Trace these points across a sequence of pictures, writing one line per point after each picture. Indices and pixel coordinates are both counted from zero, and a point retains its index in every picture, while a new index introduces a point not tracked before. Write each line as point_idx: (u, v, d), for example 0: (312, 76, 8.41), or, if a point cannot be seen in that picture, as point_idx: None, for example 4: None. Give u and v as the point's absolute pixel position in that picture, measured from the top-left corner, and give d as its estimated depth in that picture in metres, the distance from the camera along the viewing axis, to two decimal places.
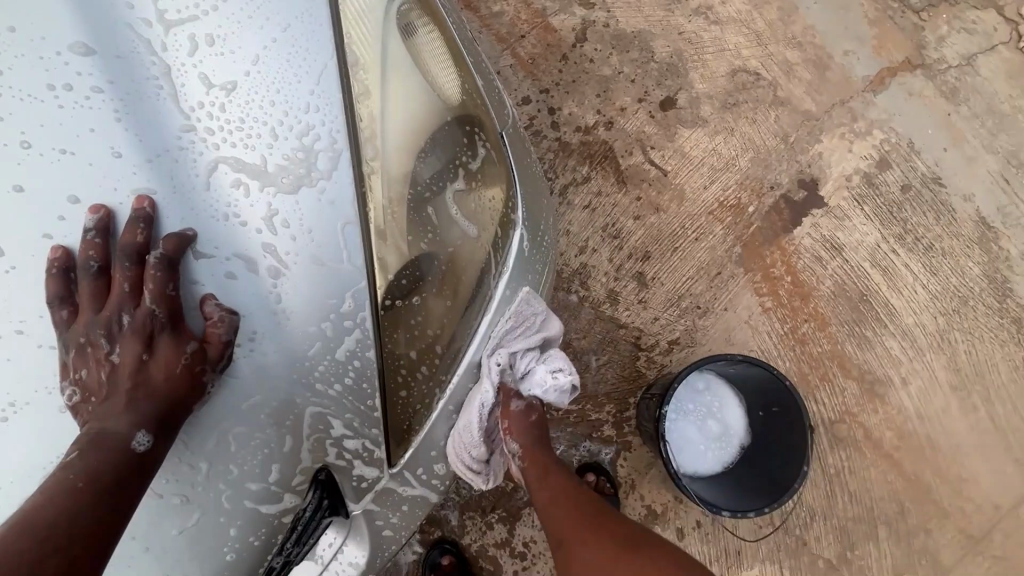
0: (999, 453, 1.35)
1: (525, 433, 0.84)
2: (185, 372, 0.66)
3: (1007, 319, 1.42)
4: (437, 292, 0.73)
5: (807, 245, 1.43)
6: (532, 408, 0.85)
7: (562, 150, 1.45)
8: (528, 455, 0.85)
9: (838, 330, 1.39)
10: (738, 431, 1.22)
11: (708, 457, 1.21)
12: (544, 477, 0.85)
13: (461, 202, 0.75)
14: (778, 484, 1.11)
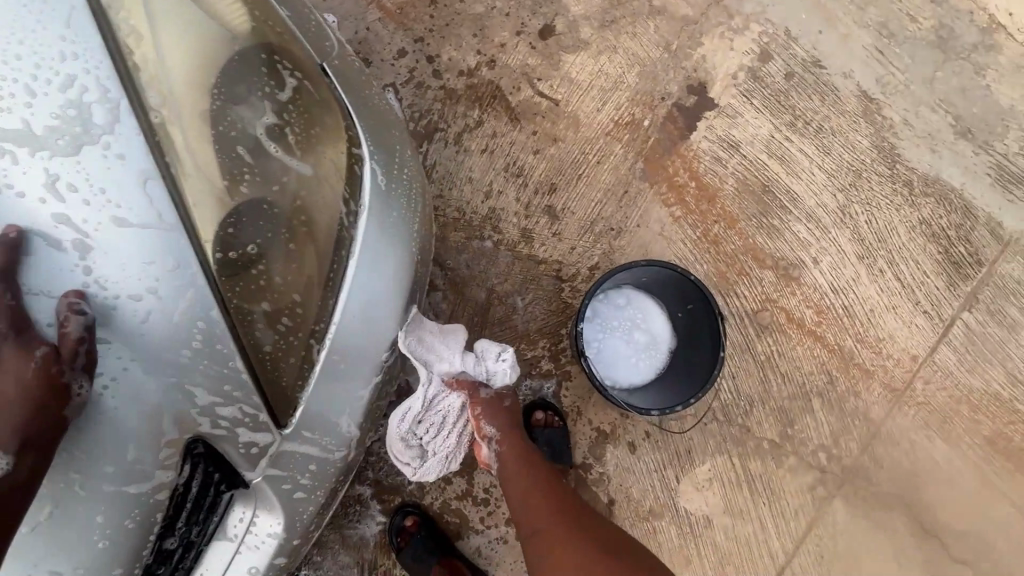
0: (909, 309, 1.44)
1: (501, 417, 1.10)
2: (44, 379, 0.63)
3: (899, 183, 1.49)
4: (274, 238, 0.75)
5: (705, 148, 1.45)
6: (504, 396, 1.13)
7: (449, 98, 1.42)
8: (508, 436, 1.10)
9: (747, 225, 1.43)
10: (664, 336, 1.27)
11: (640, 367, 1.26)
12: (525, 467, 1.07)
13: (277, 141, 0.78)
14: (702, 376, 1.18)
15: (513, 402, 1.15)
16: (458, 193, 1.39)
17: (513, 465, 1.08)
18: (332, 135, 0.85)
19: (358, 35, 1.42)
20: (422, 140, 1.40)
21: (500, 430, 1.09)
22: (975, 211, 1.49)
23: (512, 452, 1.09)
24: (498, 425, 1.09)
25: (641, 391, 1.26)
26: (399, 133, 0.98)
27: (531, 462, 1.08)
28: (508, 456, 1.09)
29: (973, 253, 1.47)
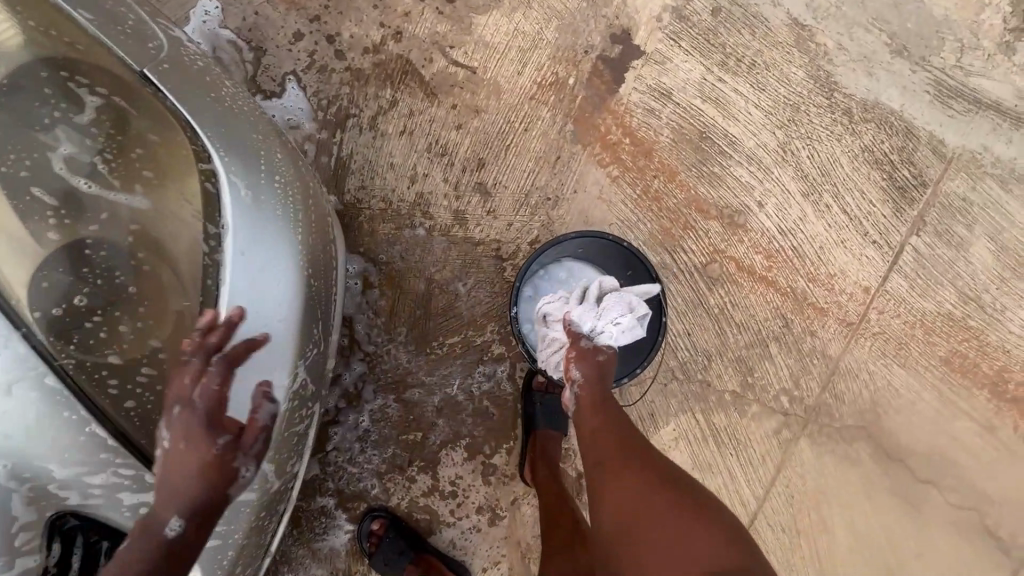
0: (859, 241, 1.42)
1: (590, 370, 1.06)
2: (219, 460, 0.83)
3: (839, 112, 1.44)
4: (99, 276, 0.84)
5: (636, 100, 1.38)
6: (600, 349, 1.09)
7: (356, 80, 1.31)
8: (592, 386, 1.05)
9: (687, 176, 1.38)
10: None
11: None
12: (602, 408, 1.05)
13: (92, 176, 0.86)
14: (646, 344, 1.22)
15: (608, 356, 1.09)
16: (381, 181, 1.30)
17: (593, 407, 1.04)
18: (170, 166, 0.88)
19: (247, 22, 1.29)
20: (334, 130, 1.30)
21: (584, 379, 1.06)
22: (916, 132, 1.45)
23: (592, 399, 1.04)
24: (584, 374, 1.06)
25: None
26: (260, 137, 0.96)
27: (611, 411, 1.03)
28: (587, 401, 1.05)
29: (917, 175, 1.45)
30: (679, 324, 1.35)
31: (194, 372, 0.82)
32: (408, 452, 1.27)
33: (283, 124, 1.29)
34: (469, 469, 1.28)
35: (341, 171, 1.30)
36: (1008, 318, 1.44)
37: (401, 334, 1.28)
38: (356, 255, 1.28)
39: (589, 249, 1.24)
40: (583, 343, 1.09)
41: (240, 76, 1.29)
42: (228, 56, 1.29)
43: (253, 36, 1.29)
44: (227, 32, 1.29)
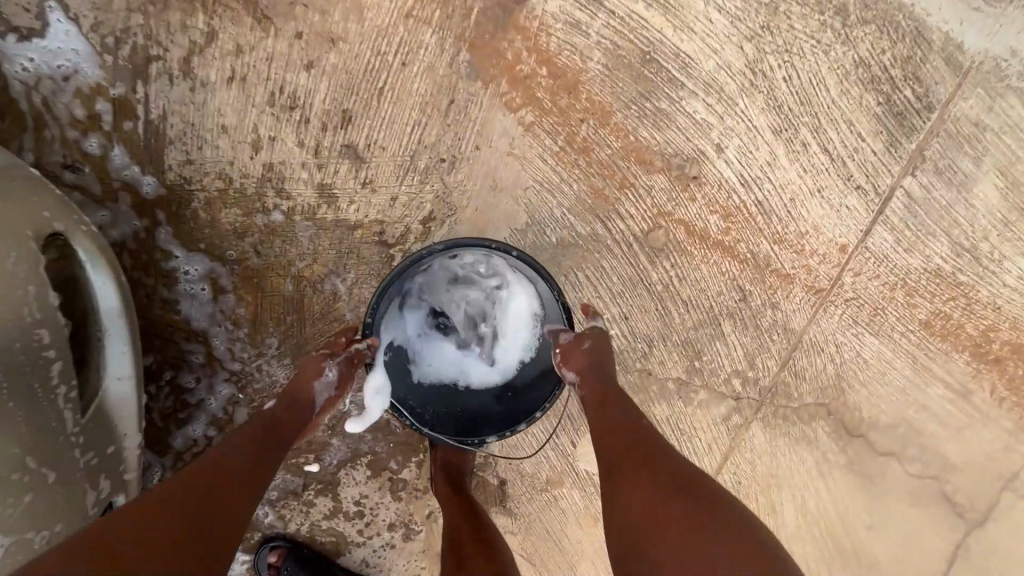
0: (839, 188, 1.14)
1: (583, 367, 0.91)
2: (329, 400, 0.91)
3: (830, 12, 1.07)
4: None
5: (554, 11, 1.00)
6: (582, 338, 0.92)
7: (150, 2, 0.92)
8: (591, 383, 0.91)
9: (624, 117, 1.05)
10: (504, 319, 0.99)
11: (473, 370, 1.00)
12: (602, 405, 0.89)
13: None
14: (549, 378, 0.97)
15: (595, 341, 0.92)
16: (212, 152, 0.97)
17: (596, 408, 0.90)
18: None
19: None
20: (133, 82, 0.94)
21: (584, 379, 0.91)
22: (928, 35, 1.11)
23: (594, 397, 0.90)
24: (578, 374, 0.91)
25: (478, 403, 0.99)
26: None
27: (616, 403, 0.89)
28: (590, 398, 0.90)
29: (922, 95, 1.13)
30: (615, 307, 1.11)
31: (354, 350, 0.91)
32: (301, 477, 1.10)
33: (57, 75, 0.93)
34: (375, 487, 1.12)
35: (155, 140, 0.96)
36: (1008, 270, 1.21)
37: (270, 347, 1.04)
38: (196, 253, 1.00)
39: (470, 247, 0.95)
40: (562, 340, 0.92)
41: None
42: None
43: None
44: None
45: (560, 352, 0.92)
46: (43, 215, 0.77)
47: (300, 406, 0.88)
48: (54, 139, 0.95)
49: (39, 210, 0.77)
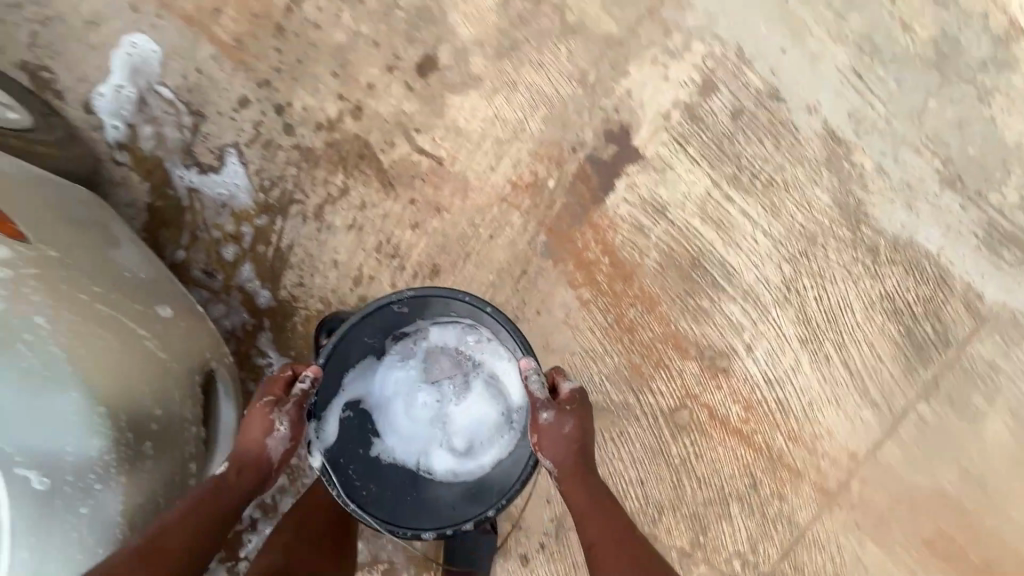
0: (855, 401, 1.25)
1: (560, 449, 0.94)
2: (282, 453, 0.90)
3: (862, 250, 1.23)
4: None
5: (623, 214, 1.19)
6: (563, 421, 0.94)
7: (305, 160, 1.15)
8: (570, 471, 0.94)
9: (669, 309, 1.20)
10: (463, 401, 1.10)
11: (425, 448, 1.08)
12: (584, 484, 0.94)
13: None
14: (507, 477, 1.02)
15: (575, 424, 0.94)
16: (321, 280, 1.17)
17: (587, 513, 0.92)
18: None
19: (187, 79, 1.13)
20: (275, 216, 1.16)
21: (561, 461, 0.94)
22: (950, 282, 1.24)
23: (574, 477, 0.94)
24: (557, 461, 0.93)
25: (428, 489, 1.05)
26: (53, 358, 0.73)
27: (594, 484, 0.94)
28: (577, 495, 0.93)
29: (941, 332, 1.25)
30: (632, 471, 1.22)
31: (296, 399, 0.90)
32: None
33: (219, 202, 1.15)
34: None
35: (279, 264, 1.16)
36: (1012, 504, 1.26)
37: None
38: (286, 358, 1.17)
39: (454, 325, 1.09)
40: (540, 418, 0.94)
41: (177, 143, 1.14)
42: (164, 116, 1.14)
43: (194, 97, 1.14)
44: (165, 90, 1.14)
45: (538, 434, 0.94)
46: (204, 353, 0.99)
47: (251, 466, 0.87)
48: (199, 248, 1.16)
49: (204, 349, 0.99)
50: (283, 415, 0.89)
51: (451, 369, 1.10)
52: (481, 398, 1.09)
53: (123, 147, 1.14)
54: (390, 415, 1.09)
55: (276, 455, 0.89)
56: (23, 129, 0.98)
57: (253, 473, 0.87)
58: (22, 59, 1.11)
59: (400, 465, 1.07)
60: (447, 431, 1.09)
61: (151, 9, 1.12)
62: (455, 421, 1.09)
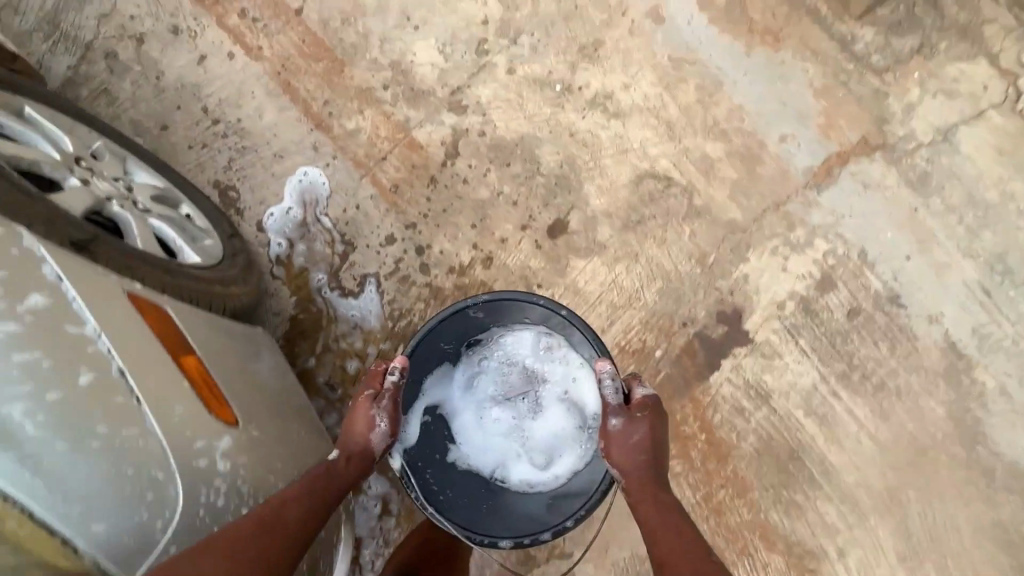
0: None
1: (630, 455, 0.97)
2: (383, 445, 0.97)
3: (977, 470, 1.18)
4: None
5: (726, 394, 1.20)
6: (633, 428, 0.98)
7: (434, 298, 1.25)
8: (637, 481, 0.95)
9: (761, 496, 1.19)
10: (537, 413, 1.15)
11: (500, 459, 1.12)
12: (650, 493, 0.93)
13: None
14: (587, 489, 1.04)
15: (644, 432, 0.97)
16: None
17: (657, 530, 0.88)
18: None
19: (346, 213, 1.28)
20: (398, 344, 1.26)
21: (629, 465, 0.96)
22: None
23: (640, 483, 0.94)
24: (623, 464, 0.96)
25: (506, 500, 1.08)
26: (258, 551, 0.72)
27: (664, 495, 0.93)
28: (646, 508, 0.92)
29: None
30: None
31: (392, 392, 0.98)
32: None
33: (351, 323, 1.27)
34: None
35: None
36: None
37: None
38: (382, 476, 1.23)
39: (530, 337, 1.14)
40: (610, 424, 0.99)
41: (326, 265, 1.28)
42: (320, 240, 1.29)
43: (349, 229, 1.28)
44: (327, 220, 1.29)
45: (607, 436, 0.99)
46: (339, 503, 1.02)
47: (358, 455, 0.93)
48: (327, 360, 1.27)
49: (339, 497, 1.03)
50: (383, 407, 0.97)
51: (523, 376, 1.15)
52: (553, 406, 1.14)
53: (281, 262, 1.29)
54: (465, 424, 1.14)
55: (380, 449, 0.97)
56: (221, 266, 1.04)
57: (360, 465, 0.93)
58: (216, 179, 1.30)
59: (477, 472, 1.11)
60: (524, 444, 1.13)
61: (328, 150, 1.29)
62: (531, 435, 1.13)
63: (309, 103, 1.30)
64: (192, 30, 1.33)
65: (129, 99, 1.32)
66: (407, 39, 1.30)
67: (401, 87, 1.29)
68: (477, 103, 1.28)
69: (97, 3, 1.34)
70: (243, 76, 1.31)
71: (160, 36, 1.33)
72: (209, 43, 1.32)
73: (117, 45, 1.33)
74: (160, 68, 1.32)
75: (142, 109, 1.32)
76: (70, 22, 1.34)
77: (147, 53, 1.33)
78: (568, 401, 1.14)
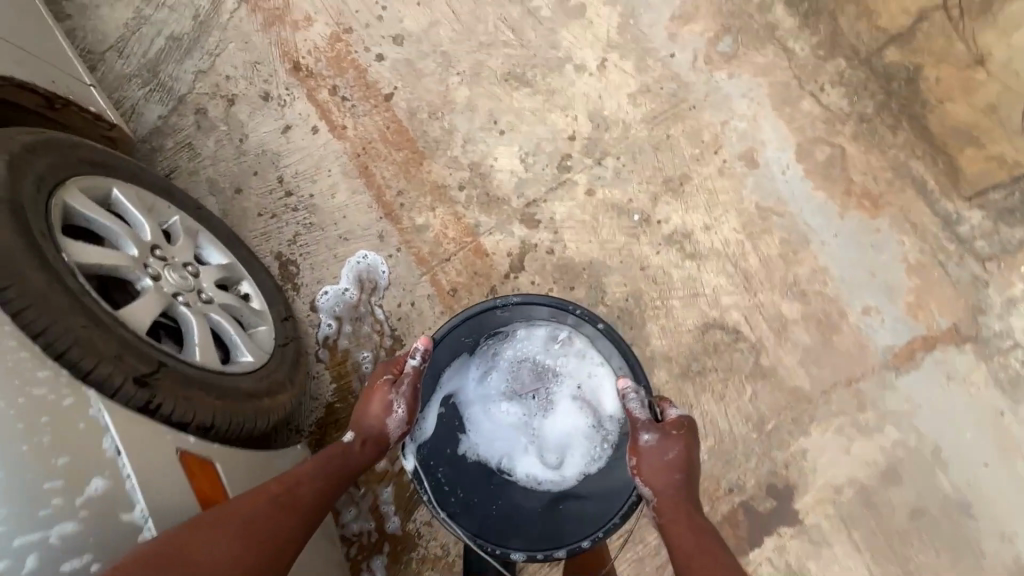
0: None
1: (663, 474, 0.93)
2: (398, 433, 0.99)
3: None
4: None
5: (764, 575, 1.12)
6: (667, 448, 0.94)
7: None
8: (670, 501, 0.91)
9: None
10: (552, 408, 1.07)
11: (510, 454, 1.05)
12: (682, 516, 0.90)
13: None
14: (602, 505, 1.00)
15: (679, 450, 0.94)
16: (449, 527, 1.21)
17: (694, 555, 0.84)
18: None
19: (401, 308, 1.26)
20: None
21: (661, 487, 0.92)
22: None
23: (672, 506, 0.91)
24: (655, 486, 0.93)
25: (513, 501, 1.02)
26: None
27: (697, 518, 0.90)
28: (677, 530, 0.89)
29: None
30: None
31: (412, 377, 0.99)
32: None
33: None
34: None
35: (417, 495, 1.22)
36: None
37: None
38: None
39: (549, 332, 1.08)
40: (641, 438, 0.95)
41: (371, 357, 1.26)
42: (369, 329, 1.27)
43: (400, 323, 1.26)
44: (380, 311, 1.27)
45: (640, 453, 0.95)
46: None
47: (375, 440, 0.97)
48: None
49: None
50: (399, 396, 0.98)
51: (541, 368, 1.08)
52: (570, 403, 1.07)
53: (327, 345, 1.27)
54: (477, 415, 1.07)
55: (396, 436, 0.99)
56: (272, 367, 1.02)
57: (375, 450, 0.97)
58: (278, 250, 1.30)
59: (486, 466, 1.04)
60: (536, 442, 1.06)
61: (393, 241, 1.28)
62: (544, 433, 1.06)
63: (382, 191, 1.29)
64: (281, 98, 1.34)
65: (210, 157, 1.34)
66: (490, 143, 1.28)
67: (476, 191, 1.27)
68: (550, 219, 1.24)
69: (197, 58, 1.37)
70: (322, 152, 1.31)
71: (250, 99, 1.34)
72: (296, 113, 1.33)
73: (208, 102, 1.35)
74: (245, 131, 1.34)
75: (220, 169, 1.33)
76: (168, 73, 1.37)
77: (235, 115, 1.34)
78: (582, 401, 1.07)
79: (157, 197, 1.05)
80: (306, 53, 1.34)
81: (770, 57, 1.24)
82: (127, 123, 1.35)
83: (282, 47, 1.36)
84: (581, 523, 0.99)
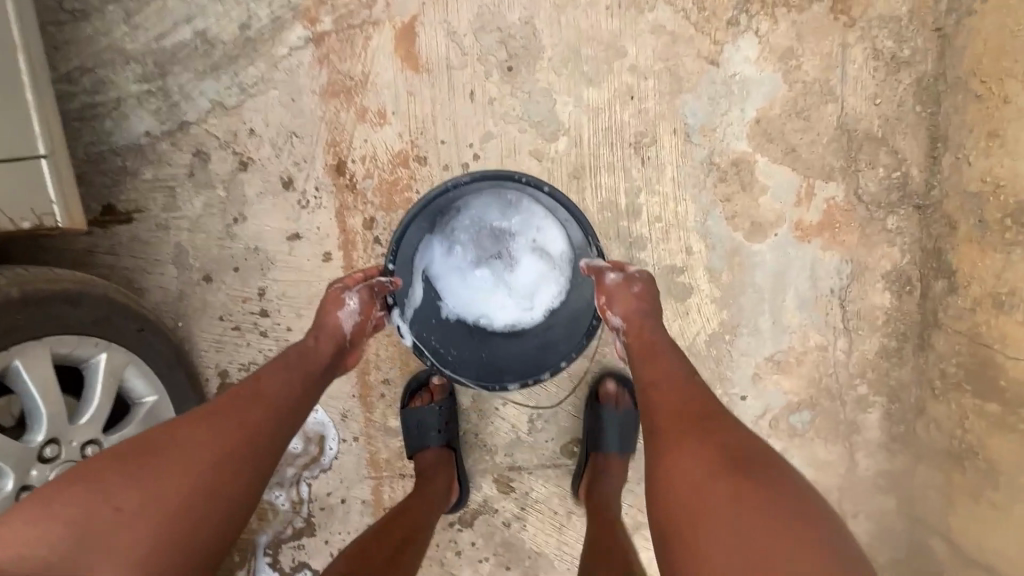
0: None
1: (631, 308, 0.82)
2: (364, 330, 0.87)
3: None
4: None
5: None
6: (632, 283, 0.84)
7: None
8: (637, 330, 0.81)
9: None
10: (514, 259, 0.98)
11: (489, 311, 0.98)
12: (647, 344, 0.80)
13: None
14: (577, 329, 0.95)
15: (644, 284, 0.84)
16: None
17: (643, 360, 0.79)
18: None
19: (328, 497, 1.11)
20: None
21: (627, 322, 0.82)
22: None
23: (637, 338, 0.81)
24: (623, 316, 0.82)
25: (499, 344, 0.97)
26: None
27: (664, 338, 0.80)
28: (641, 355, 0.80)
29: None
30: None
31: (369, 288, 0.86)
32: None
33: None
34: None
35: None
36: None
37: None
38: None
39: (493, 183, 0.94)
40: (606, 278, 0.85)
41: (273, 528, 1.12)
42: (285, 497, 1.11)
43: (320, 511, 1.11)
44: (306, 488, 1.11)
45: (605, 293, 0.85)
46: None
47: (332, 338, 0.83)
48: None
49: None
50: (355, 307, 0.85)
51: (495, 220, 0.98)
52: (536, 248, 0.97)
53: None
54: (449, 282, 0.98)
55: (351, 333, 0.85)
56: None
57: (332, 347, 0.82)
58: (224, 368, 1.08)
59: (468, 326, 0.98)
60: (510, 292, 0.98)
61: (355, 427, 1.09)
62: (514, 285, 0.98)
63: (368, 369, 1.08)
64: (305, 197, 1.05)
65: (190, 219, 1.05)
66: None
67: (468, 426, 1.09)
68: (523, 494, 1.10)
69: (223, 83, 1.02)
70: (324, 289, 1.06)
71: (267, 175, 1.04)
72: (313, 226, 1.05)
73: (215, 148, 1.03)
74: (244, 211, 1.05)
75: (197, 241, 1.05)
76: (179, 81, 1.02)
77: (240, 185, 1.04)
78: (540, 240, 0.97)
79: (85, 331, 0.81)
80: (359, 159, 1.04)
81: (832, 455, 1.09)
82: (104, 120, 1.03)
83: (333, 132, 1.03)
84: (563, 351, 0.95)
